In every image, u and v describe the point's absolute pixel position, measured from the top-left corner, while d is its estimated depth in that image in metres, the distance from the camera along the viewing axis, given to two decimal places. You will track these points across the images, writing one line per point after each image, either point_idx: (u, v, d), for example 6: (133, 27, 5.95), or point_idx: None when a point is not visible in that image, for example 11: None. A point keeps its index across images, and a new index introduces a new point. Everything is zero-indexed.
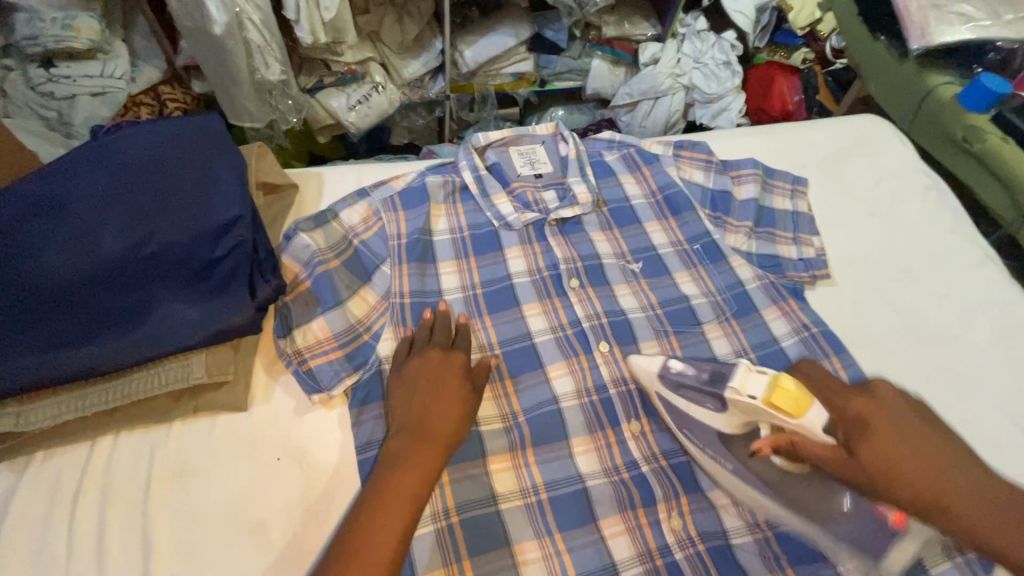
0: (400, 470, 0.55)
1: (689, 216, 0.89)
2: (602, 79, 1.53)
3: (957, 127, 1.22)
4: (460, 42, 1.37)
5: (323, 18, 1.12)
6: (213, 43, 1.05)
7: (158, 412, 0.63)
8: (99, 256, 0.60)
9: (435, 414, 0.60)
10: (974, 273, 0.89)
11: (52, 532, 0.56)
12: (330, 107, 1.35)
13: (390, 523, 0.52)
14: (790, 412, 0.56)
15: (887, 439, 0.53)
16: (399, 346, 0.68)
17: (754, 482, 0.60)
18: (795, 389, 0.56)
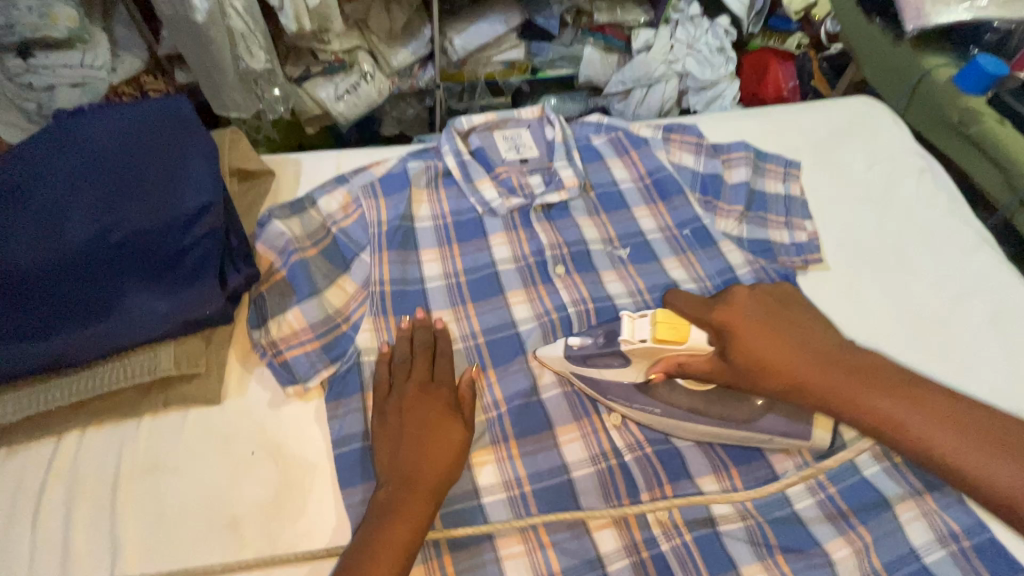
0: (390, 521, 0.51)
1: (678, 201, 0.87)
2: (595, 67, 1.49)
3: (952, 110, 1.20)
4: (447, 29, 1.34)
5: (307, 5, 1.09)
6: (195, 32, 1.01)
7: (128, 405, 0.61)
8: (58, 244, 0.58)
9: (420, 455, 0.55)
10: (970, 257, 0.87)
11: (15, 532, 0.54)
12: (319, 97, 1.31)
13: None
14: (673, 340, 0.59)
15: (771, 338, 0.59)
16: (379, 376, 0.63)
17: (686, 415, 0.62)
18: (671, 318, 0.59)
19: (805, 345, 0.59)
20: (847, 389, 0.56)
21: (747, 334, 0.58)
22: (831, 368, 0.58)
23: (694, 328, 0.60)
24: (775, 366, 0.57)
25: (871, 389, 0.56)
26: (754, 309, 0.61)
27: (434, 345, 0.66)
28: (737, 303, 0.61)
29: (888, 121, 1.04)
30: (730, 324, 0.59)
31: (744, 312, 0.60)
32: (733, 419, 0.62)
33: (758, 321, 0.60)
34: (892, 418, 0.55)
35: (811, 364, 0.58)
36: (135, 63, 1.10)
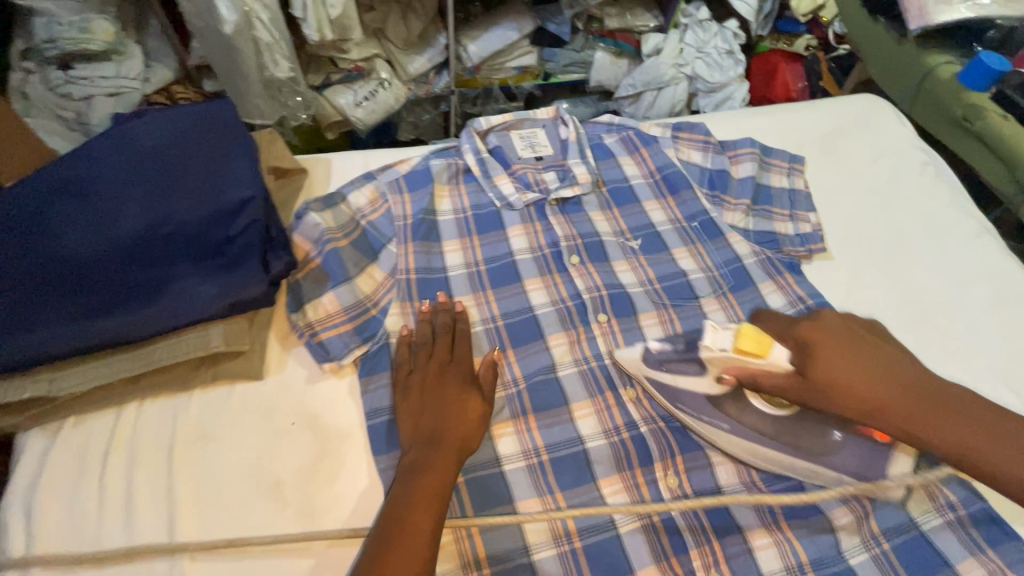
0: (423, 470, 0.55)
1: (687, 194, 0.91)
2: (605, 72, 1.53)
3: (957, 106, 1.23)
4: (463, 37, 1.40)
5: (329, 15, 1.16)
6: (224, 44, 1.09)
7: (179, 380, 0.66)
8: (122, 234, 0.64)
9: (445, 418, 0.60)
10: (972, 245, 0.90)
11: (84, 489, 0.60)
12: (338, 104, 1.38)
13: (425, 521, 0.51)
14: (754, 352, 0.60)
15: (851, 360, 0.58)
16: (401, 351, 0.68)
17: (753, 437, 0.65)
18: (758, 333, 0.61)
19: (887, 372, 0.58)
20: (926, 416, 0.56)
21: (831, 356, 0.59)
22: (909, 395, 0.57)
23: (776, 346, 0.61)
24: (856, 390, 0.57)
25: (950, 418, 0.56)
26: (839, 335, 0.61)
27: (453, 326, 0.71)
28: (816, 325, 0.62)
29: (890, 117, 1.08)
30: (814, 347, 0.60)
31: (830, 337, 0.60)
32: (806, 450, 0.64)
33: (842, 343, 0.60)
34: (968, 449, 0.54)
35: (892, 389, 0.57)
36: (166, 74, 1.17)
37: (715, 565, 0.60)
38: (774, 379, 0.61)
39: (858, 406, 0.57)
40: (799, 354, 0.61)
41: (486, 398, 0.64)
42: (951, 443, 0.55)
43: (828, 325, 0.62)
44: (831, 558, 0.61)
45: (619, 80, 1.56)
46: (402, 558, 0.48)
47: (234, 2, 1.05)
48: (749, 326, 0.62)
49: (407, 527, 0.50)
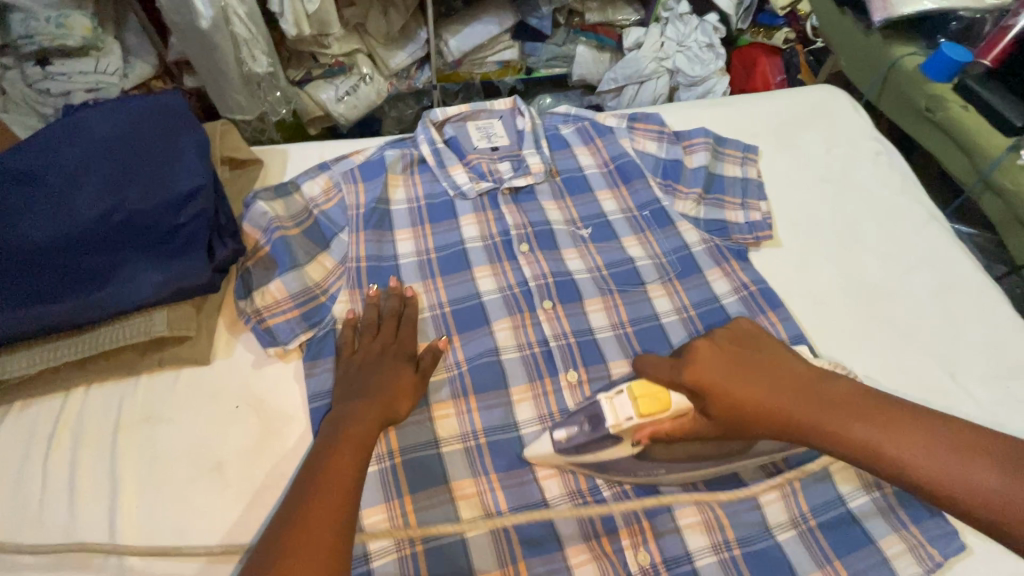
0: (348, 424, 0.58)
1: (639, 183, 0.92)
2: (587, 66, 1.55)
3: (921, 96, 1.24)
4: (444, 32, 1.41)
5: (306, 11, 1.16)
6: (202, 39, 1.09)
7: (126, 364, 0.67)
8: (69, 221, 0.65)
9: (378, 387, 0.63)
10: (919, 231, 0.92)
11: (28, 469, 0.62)
12: (320, 99, 1.40)
13: (349, 467, 0.54)
14: (656, 411, 0.57)
15: (749, 384, 0.56)
16: (344, 333, 0.70)
17: (688, 471, 0.63)
18: (648, 388, 0.58)
19: (785, 382, 0.56)
20: (832, 419, 0.53)
21: (723, 386, 0.56)
22: (811, 402, 0.55)
23: (673, 391, 0.59)
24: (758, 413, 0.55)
25: (855, 416, 0.53)
26: (724, 359, 0.58)
27: (402, 310, 0.73)
28: (698, 355, 0.58)
29: (844, 106, 1.10)
30: (703, 381, 0.57)
31: (712, 368, 0.57)
32: (727, 459, 0.63)
33: (728, 371, 0.57)
34: (875, 446, 0.51)
35: (791, 399, 0.55)
36: (145, 68, 1.18)
37: (643, 544, 0.62)
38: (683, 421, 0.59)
39: (771, 426, 0.55)
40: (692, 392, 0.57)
41: (419, 374, 0.67)
42: (853, 449, 0.52)
43: (706, 350, 0.59)
44: (758, 535, 0.62)
45: (601, 74, 1.57)
46: (328, 494, 0.50)
47: None
48: (636, 384, 0.59)
49: (334, 471, 0.53)
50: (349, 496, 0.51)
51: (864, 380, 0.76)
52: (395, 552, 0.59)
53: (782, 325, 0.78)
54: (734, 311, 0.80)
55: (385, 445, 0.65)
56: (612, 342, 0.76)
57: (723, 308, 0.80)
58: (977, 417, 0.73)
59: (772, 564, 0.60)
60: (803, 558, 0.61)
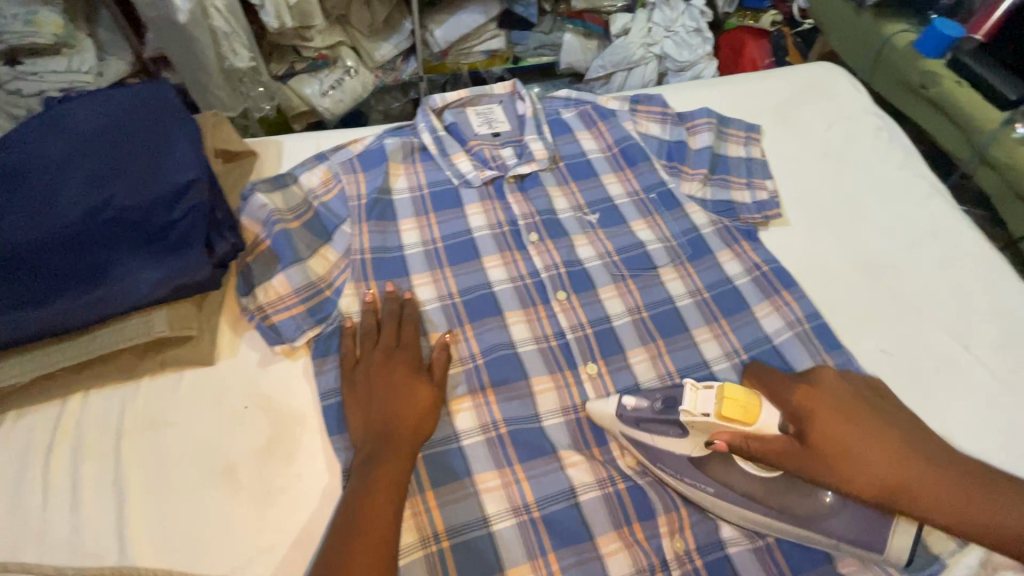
0: (379, 468, 0.56)
1: (644, 166, 0.91)
2: (574, 53, 1.52)
3: (914, 73, 1.24)
4: (430, 22, 1.38)
5: (288, 2, 1.12)
6: (179, 33, 1.05)
7: (126, 367, 0.64)
8: (58, 220, 0.62)
9: (393, 412, 0.60)
10: (925, 207, 0.91)
11: (26, 482, 0.58)
12: (304, 93, 1.35)
13: (384, 522, 0.53)
14: (741, 420, 0.57)
15: (866, 449, 0.55)
16: (347, 349, 0.67)
17: (742, 500, 0.59)
18: (741, 396, 0.57)
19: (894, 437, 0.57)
20: (932, 483, 0.55)
21: (839, 437, 0.56)
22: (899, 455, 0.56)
23: (764, 409, 0.58)
24: (852, 453, 0.55)
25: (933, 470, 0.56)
26: (842, 410, 0.58)
27: (401, 312, 0.71)
28: (817, 404, 0.58)
29: (844, 84, 1.09)
30: (814, 425, 0.57)
31: (831, 419, 0.57)
32: (797, 514, 0.58)
33: (845, 420, 0.57)
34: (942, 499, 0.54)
35: (899, 464, 0.55)
36: (121, 66, 1.11)
37: (680, 530, 0.61)
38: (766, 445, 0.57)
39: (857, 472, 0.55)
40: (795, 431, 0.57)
41: (434, 382, 0.65)
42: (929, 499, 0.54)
43: (825, 401, 0.58)
44: None
45: (590, 62, 1.54)
46: (366, 556, 0.50)
47: None
48: (729, 386, 0.58)
49: (375, 523, 0.53)
50: (385, 552, 0.51)
51: (882, 355, 0.76)
52: (420, 549, 0.57)
53: (798, 304, 0.77)
54: (749, 292, 0.79)
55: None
56: (629, 328, 0.75)
57: (737, 290, 0.79)
58: (996, 389, 0.73)
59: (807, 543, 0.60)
60: None
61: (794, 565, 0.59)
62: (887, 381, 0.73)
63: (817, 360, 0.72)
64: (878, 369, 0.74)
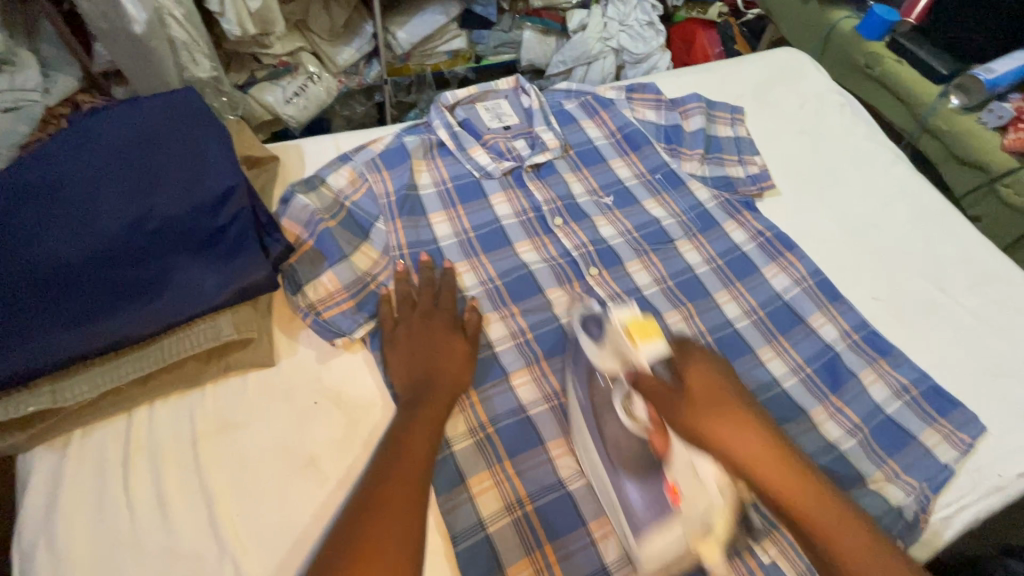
0: (422, 406, 0.61)
1: (648, 149, 0.97)
2: (535, 51, 1.50)
3: (860, 55, 1.35)
4: (390, 23, 1.35)
5: (249, 8, 1.07)
6: (132, 44, 0.93)
7: (191, 376, 0.65)
8: (103, 235, 0.61)
9: (432, 361, 0.66)
10: (891, 170, 1.03)
11: (109, 495, 0.58)
12: (267, 101, 1.28)
13: (422, 445, 0.57)
14: (636, 341, 0.57)
15: (727, 423, 0.52)
16: (387, 313, 0.71)
17: (592, 431, 0.62)
18: (647, 325, 0.58)
19: (750, 423, 0.52)
20: (762, 460, 0.51)
21: (706, 400, 0.53)
22: (743, 430, 0.52)
23: (649, 344, 0.57)
24: (694, 401, 0.53)
25: (764, 454, 0.51)
26: (718, 379, 0.55)
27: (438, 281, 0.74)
28: (698, 370, 0.55)
29: (807, 66, 1.20)
30: (692, 385, 0.54)
31: (705, 385, 0.54)
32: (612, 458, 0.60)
33: (715, 388, 0.54)
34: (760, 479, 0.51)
35: (773, 456, 0.51)
36: (70, 83, 0.94)
37: None
38: (650, 386, 0.56)
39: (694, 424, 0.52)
40: (670, 386, 0.55)
41: (468, 336, 0.70)
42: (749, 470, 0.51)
43: (708, 370, 0.56)
44: (826, 449, 0.70)
45: (550, 59, 1.53)
46: (404, 469, 0.54)
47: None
48: (649, 321, 0.59)
49: (411, 450, 0.56)
50: (421, 476, 0.54)
51: (875, 302, 0.85)
52: (507, 516, 0.61)
53: (801, 263, 0.86)
54: (756, 256, 0.87)
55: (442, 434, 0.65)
56: (659, 296, 0.81)
57: (745, 255, 0.87)
58: (970, 320, 0.84)
59: (840, 469, 0.69)
60: (865, 460, 0.70)
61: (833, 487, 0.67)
62: (882, 324, 0.83)
63: (822, 310, 0.82)
64: (874, 315, 0.84)
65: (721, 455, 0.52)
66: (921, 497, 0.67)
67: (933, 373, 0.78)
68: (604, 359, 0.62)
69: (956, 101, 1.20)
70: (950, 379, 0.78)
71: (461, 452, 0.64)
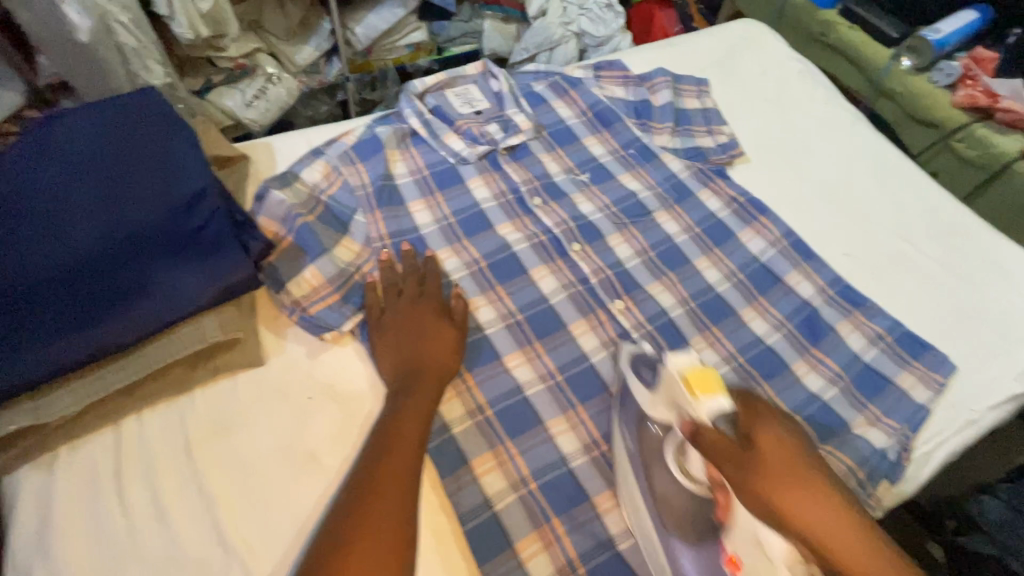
0: (408, 395, 0.62)
1: (619, 126, 0.98)
2: (495, 40, 1.50)
3: (814, 24, 1.39)
4: (350, 21, 1.32)
5: (199, 10, 1.04)
6: (80, 53, 0.90)
7: (179, 381, 0.64)
8: (75, 244, 0.59)
9: (421, 349, 0.66)
10: (852, 131, 1.06)
11: (105, 509, 0.57)
12: (226, 107, 1.25)
13: (413, 435, 0.58)
14: (694, 395, 0.51)
15: (802, 495, 0.48)
16: (370, 306, 0.70)
17: (642, 483, 0.61)
18: (710, 377, 0.52)
19: (832, 497, 0.48)
20: (840, 537, 0.46)
21: (778, 465, 0.49)
22: (822, 503, 0.48)
23: (716, 403, 0.51)
24: (764, 465, 0.49)
25: (845, 531, 0.47)
26: (793, 441, 0.51)
27: (422, 268, 0.74)
28: (768, 433, 0.50)
29: (767, 35, 1.22)
30: (763, 454, 0.49)
31: (778, 451, 0.50)
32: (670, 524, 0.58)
33: (789, 454, 0.50)
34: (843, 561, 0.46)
35: (857, 539, 0.46)
36: (15, 98, 0.91)
37: None
38: (712, 441, 0.51)
39: (761, 493, 0.48)
40: (739, 447, 0.50)
41: (457, 324, 0.69)
42: (827, 544, 0.46)
43: (782, 432, 0.51)
44: (810, 400, 0.73)
45: (513, 47, 1.52)
46: (392, 460, 0.55)
47: (85, 5, 0.87)
48: (712, 372, 0.52)
49: (400, 440, 0.57)
50: (411, 463, 0.55)
51: (847, 258, 0.88)
52: (513, 493, 0.62)
53: (775, 226, 0.88)
54: (731, 222, 0.89)
55: (440, 418, 0.66)
56: (641, 268, 0.83)
57: (721, 222, 0.89)
58: (937, 268, 0.88)
59: (826, 419, 0.71)
60: (848, 408, 0.73)
61: (821, 434, 0.70)
62: (854, 278, 0.86)
63: (798, 269, 0.85)
64: (846, 270, 0.87)
65: (794, 533, 0.47)
66: (902, 437, 0.70)
67: (904, 320, 0.82)
68: (654, 406, 0.59)
69: (907, 62, 1.24)
70: (921, 324, 0.82)
71: (465, 437, 0.65)
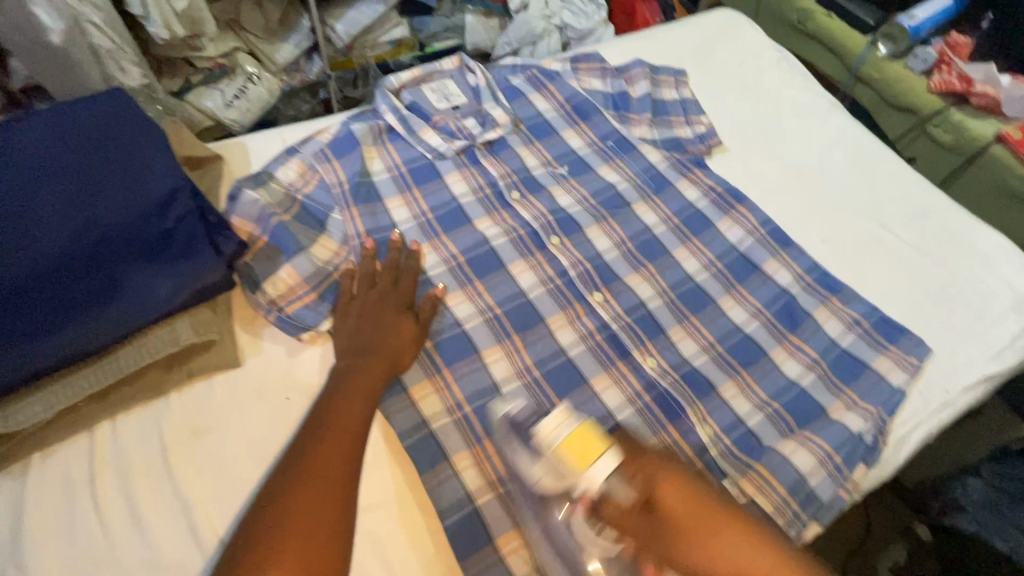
0: (352, 374, 0.63)
1: (597, 118, 0.98)
2: (478, 34, 1.48)
3: (792, 12, 1.38)
4: (328, 16, 1.29)
5: (173, 7, 1.02)
6: (50, 56, 0.88)
7: (154, 385, 0.63)
8: (40, 247, 0.57)
9: (378, 336, 0.66)
10: (828, 118, 1.07)
11: (79, 515, 0.56)
12: (206, 107, 1.23)
13: (355, 413, 0.59)
14: (576, 468, 0.44)
15: (723, 546, 0.43)
16: (340, 296, 0.71)
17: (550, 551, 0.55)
18: (587, 438, 0.45)
19: (751, 538, 0.44)
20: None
21: (685, 520, 0.45)
22: (742, 546, 0.43)
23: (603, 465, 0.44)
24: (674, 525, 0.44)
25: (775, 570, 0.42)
26: (691, 485, 0.47)
27: (400, 264, 0.74)
28: (664, 482, 0.46)
29: (743, 23, 1.23)
30: (666, 508, 0.45)
31: (680, 500, 0.45)
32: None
33: (690, 500, 0.46)
34: None
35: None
36: None
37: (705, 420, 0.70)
38: (614, 514, 0.45)
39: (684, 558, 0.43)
40: (639, 510, 0.45)
41: (419, 323, 0.69)
42: None
43: (677, 478, 0.47)
44: (788, 387, 0.74)
45: (495, 41, 1.50)
46: (336, 441, 0.55)
47: (55, 6, 0.85)
48: (586, 430, 0.45)
49: (341, 421, 0.57)
50: (353, 445, 0.55)
51: (823, 244, 0.89)
52: (491, 489, 0.62)
53: (752, 215, 0.89)
54: (709, 211, 0.90)
55: (419, 415, 0.66)
56: (620, 259, 0.83)
57: (699, 212, 0.90)
58: (911, 252, 0.89)
59: (803, 406, 0.72)
60: (825, 393, 0.74)
61: (798, 421, 0.71)
62: (830, 265, 0.87)
63: (775, 257, 0.85)
64: (823, 256, 0.88)
65: None
66: (878, 421, 0.71)
67: (879, 304, 0.83)
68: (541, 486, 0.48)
69: (884, 49, 1.24)
70: (896, 308, 0.83)
71: (443, 433, 0.65)
